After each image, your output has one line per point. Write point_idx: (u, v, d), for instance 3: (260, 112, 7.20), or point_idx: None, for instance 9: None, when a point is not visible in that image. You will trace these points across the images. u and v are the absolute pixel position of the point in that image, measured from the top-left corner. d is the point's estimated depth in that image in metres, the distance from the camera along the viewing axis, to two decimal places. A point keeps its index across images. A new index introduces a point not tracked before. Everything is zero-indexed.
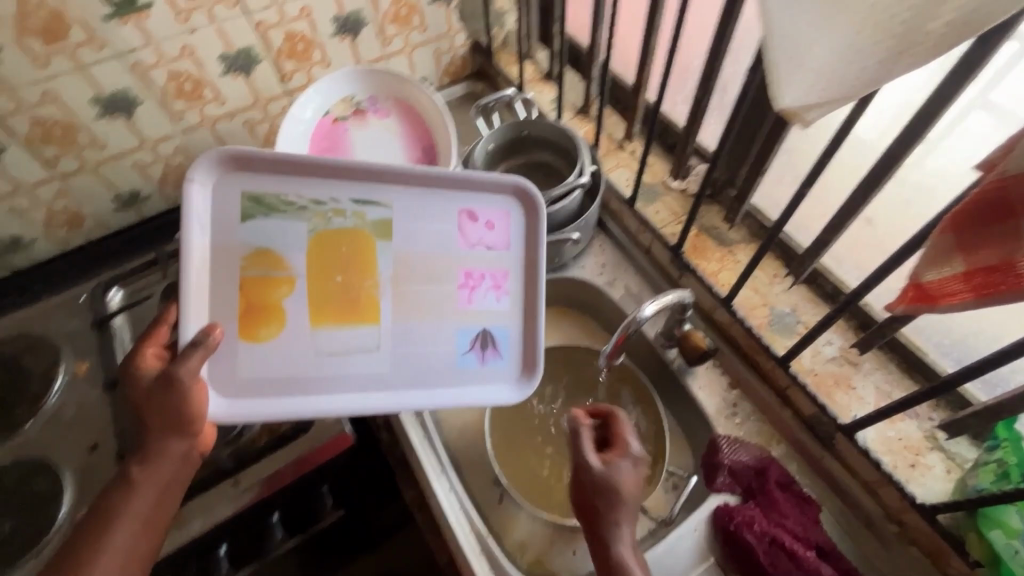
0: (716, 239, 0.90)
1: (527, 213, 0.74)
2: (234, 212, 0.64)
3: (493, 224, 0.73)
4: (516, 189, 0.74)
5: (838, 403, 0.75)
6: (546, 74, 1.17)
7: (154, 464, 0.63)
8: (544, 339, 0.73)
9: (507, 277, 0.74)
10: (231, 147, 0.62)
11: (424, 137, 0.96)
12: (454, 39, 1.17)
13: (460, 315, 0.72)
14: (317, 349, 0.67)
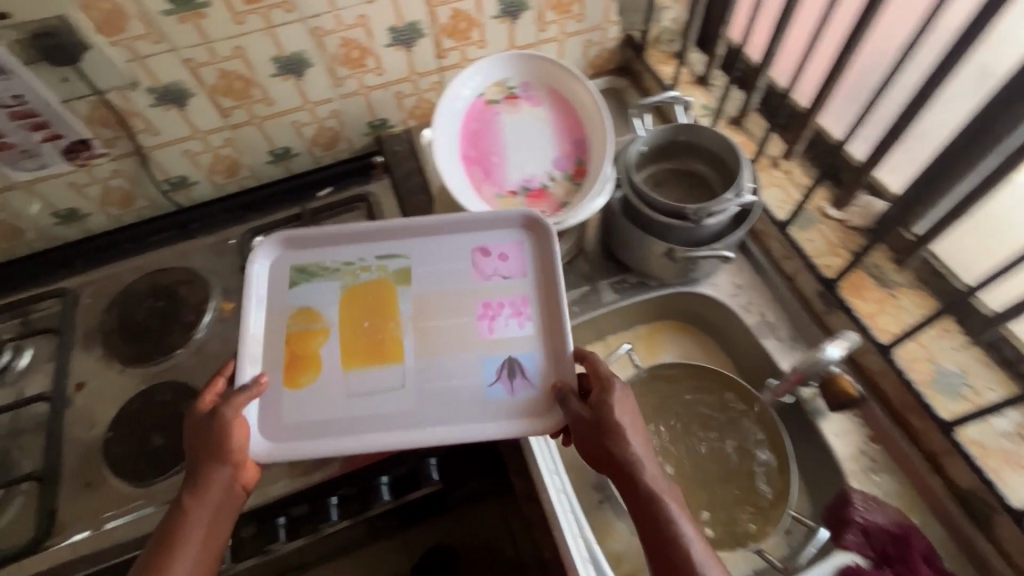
0: (878, 280, 0.83)
1: (537, 238, 0.82)
2: (286, 280, 0.81)
3: (505, 255, 0.81)
4: (522, 220, 0.83)
5: (1005, 482, 0.69)
6: (699, 77, 1.12)
7: (201, 490, 0.67)
8: (568, 347, 0.74)
9: (526, 304, 0.79)
10: (285, 232, 0.82)
11: (575, 129, 0.94)
12: (607, 31, 1.14)
13: (482, 345, 0.76)
14: (348, 389, 0.74)
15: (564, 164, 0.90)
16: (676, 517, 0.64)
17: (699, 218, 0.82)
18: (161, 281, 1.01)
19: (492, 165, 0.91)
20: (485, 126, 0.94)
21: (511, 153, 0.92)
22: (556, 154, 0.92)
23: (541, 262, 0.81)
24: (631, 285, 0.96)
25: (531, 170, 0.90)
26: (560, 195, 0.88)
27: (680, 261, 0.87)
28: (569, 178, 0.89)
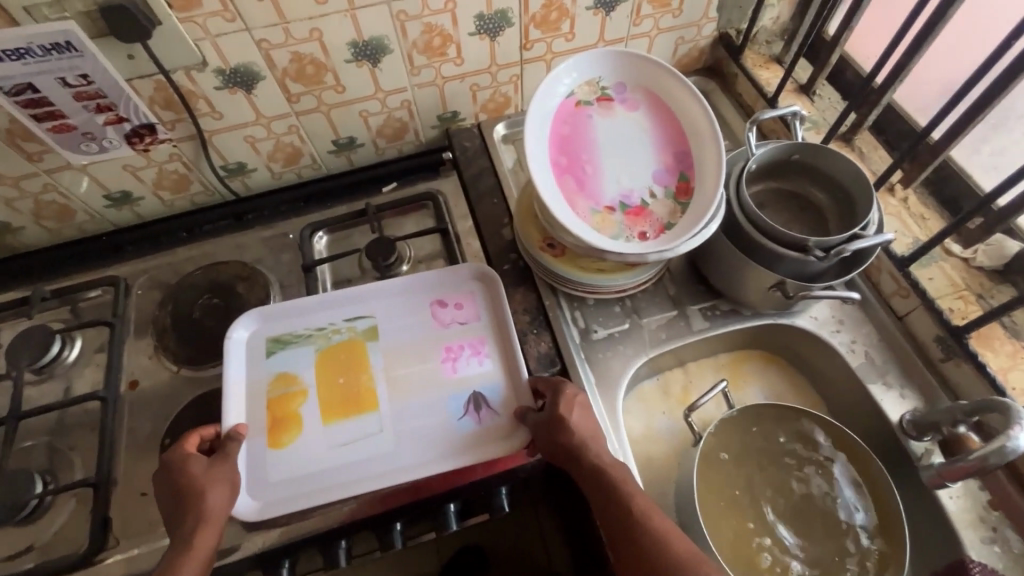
0: (1010, 330, 0.76)
1: (487, 286, 0.89)
2: (261, 352, 0.84)
3: (460, 304, 0.88)
4: (471, 271, 0.90)
5: None
6: (801, 86, 1.02)
7: (204, 514, 0.67)
8: (524, 368, 0.81)
9: (484, 343, 0.85)
10: (256, 309, 0.86)
11: (677, 138, 0.85)
12: (702, 28, 1.05)
13: (448, 385, 0.82)
14: (331, 441, 0.78)
15: (666, 179, 0.82)
16: (641, 503, 0.67)
17: (819, 253, 0.74)
18: (220, 276, 0.96)
19: (586, 175, 0.82)
20: (576, 130, 0.85)
21: (605, 162, 0.83)
22: (656, 167, 0.84)
23: (491, 312, 0.87)
24: (723, 312, 0.89)
25: (629, 183, 0.82)
26: (662, 214, 0.80)
27: (789, 296, 0.80)
28: (672, 195, 0.81)
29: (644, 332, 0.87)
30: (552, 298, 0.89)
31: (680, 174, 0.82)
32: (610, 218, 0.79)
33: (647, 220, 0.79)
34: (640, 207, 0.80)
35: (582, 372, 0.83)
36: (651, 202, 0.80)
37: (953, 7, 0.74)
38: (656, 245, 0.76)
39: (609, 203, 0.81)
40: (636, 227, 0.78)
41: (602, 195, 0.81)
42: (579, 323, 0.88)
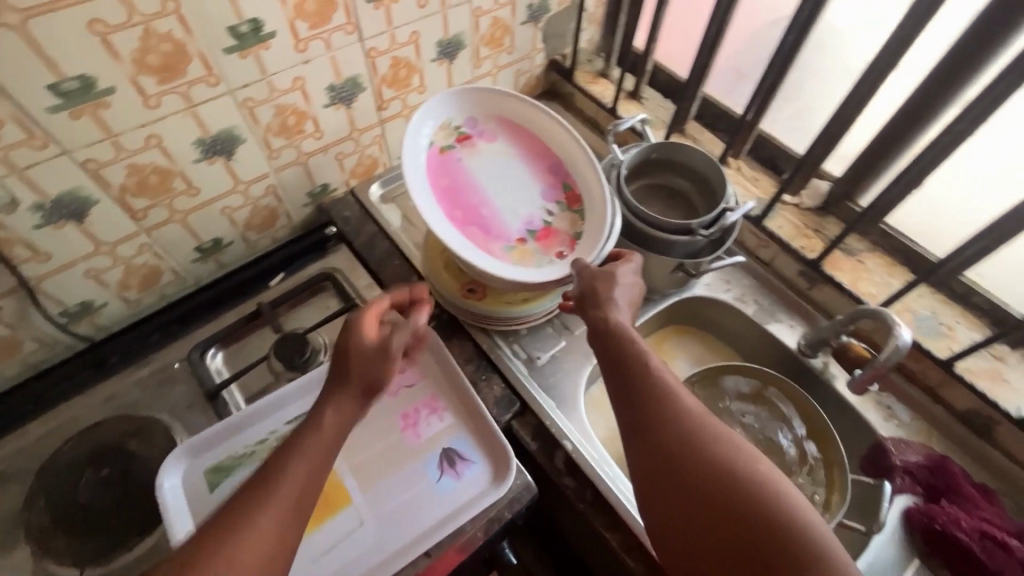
0: (845, 250, 0.95)
1: (424, 340, 0.86)
2: (203, 487, 0.73)
3: (401, 367, 0.84)
4: None
5: (1001, 396, 0.80)
6: (630, 92, 1.17)
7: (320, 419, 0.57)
8: (487, 411, 0.79)
9: (438, 399, 0.82)
10: (184, 443, 0.74)
11: (545, 156, 0.91)
12: (534, 59, 1.14)
13: (416, 451, 0.77)
14: (311, 556, 0.69)
15: (553, 195, 0.88)
16: (705, 416, 0.61)
17: (703, 229, 0.85)
18: (103, 441, 0.81)
19: (485, 218, 0.84)
20: (455, 178, 0.86)
21: (495, 199, 0.86)
22: (539, 187, 0.89)
23: (435, 368, 0.84)
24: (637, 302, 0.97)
25: (524, 210, 0.86)
26: (566, 227, 0.85)
27: (689, 272, 0.91)
28: (565, 206, 0.87)
29: (580, 343, 0.91)
30: (488, 340, 0.89)
31: (562, 186, 0.89)
32: (526, 248, 0.82)
33: (557, 236, 0.84)
34: (545, 228, 0.85)
35: (541, 400, 0.84)
36: (552, 219, 0.86)
37: (728, 12, 0.91)
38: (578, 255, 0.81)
39: (517, 234, 0.84)
40: (551, 246, 0.83)
41: (508, 230, 0.83)
42: (520, 355, 0.89)
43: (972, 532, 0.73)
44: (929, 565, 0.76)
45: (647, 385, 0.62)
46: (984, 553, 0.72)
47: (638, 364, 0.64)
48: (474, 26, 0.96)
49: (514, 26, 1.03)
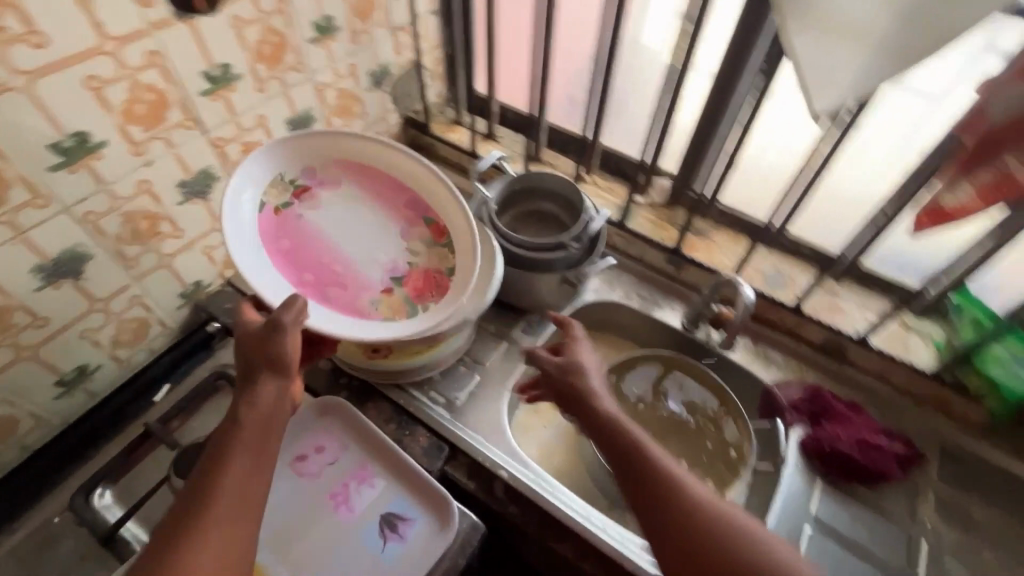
0: (696, 232, 1.08)
1: (338, 411, 0.84)
2: None
3: (320, 446, 0.81)
4: (315, 408, 0.84)
5: (841, 323, 0.95)
6: (485, 133, 1.25)
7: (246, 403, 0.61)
8: (416, 464, 0.78)
9: (366, 466, 0.80)
10: None
11: (394, 189, 0.86)
12: (388, 120, 1.20)
13: (353, 526, 0.74)
14: None
15: (415, 233, 0.85)
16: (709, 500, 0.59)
17: (574, 242, 0.94)
18: None
19: (342, 278, 0.80)
20: (299, 240, 0.80)
21: (349, 253, 0.82)
22: (399, 230, 0.85)
23: (355, 436, 0.82)
24: (537, 322, 1.03)
25: (386, 257, 0.83)
26: (432, 264, 0.83)
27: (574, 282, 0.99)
28: (432, 242, 0.84)
29: (494, 373, 0.95)
30: (405, 394, 0.89)
31: (424, 220, 0.86)
32: (394, 300, 0.80)
33: (429, 282, 0.82)
34: (413, 272, 0.82)
35: (467, 438, 0.85)
36: (418, 261, 0.83)
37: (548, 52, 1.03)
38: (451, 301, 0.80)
39: (381, 285, 0.81)
40: (426, 294, 0.81)
41: (368, 285, 0.80)
42: (439, 400, 0.90)
43: (851, 444, 0.86)
44: (827, 481, 0.88)
45: (636, 468, 0.63)
46: (864, 457, 0.85)
47: (619, 441, 0.66)
48: (320, 99, 0.99)
49: (361, 94, 1.08)
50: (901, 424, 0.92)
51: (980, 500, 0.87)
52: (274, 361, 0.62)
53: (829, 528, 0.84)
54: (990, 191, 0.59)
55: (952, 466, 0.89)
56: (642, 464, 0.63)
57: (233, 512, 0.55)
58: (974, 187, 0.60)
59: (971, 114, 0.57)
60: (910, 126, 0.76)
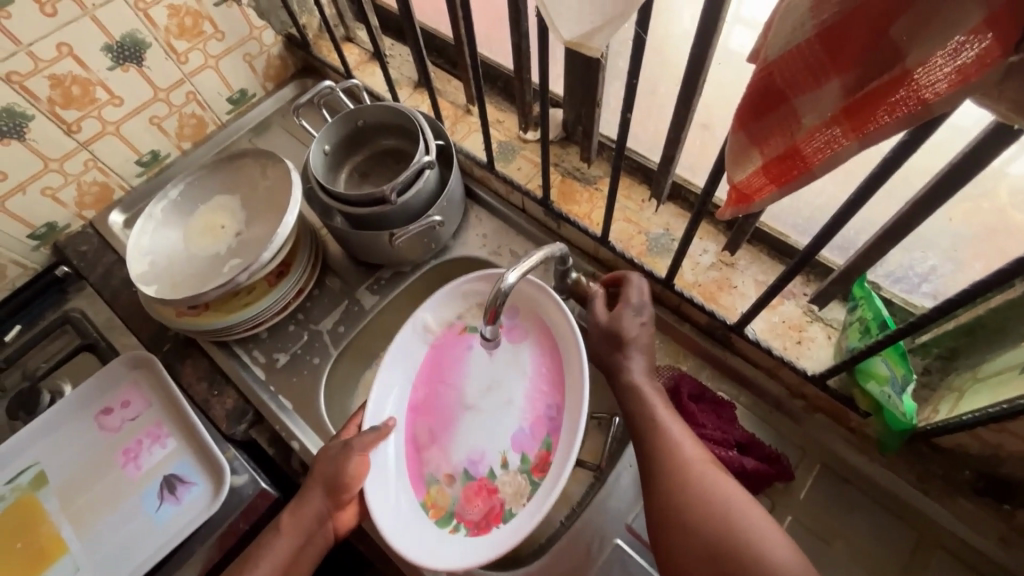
0: (581, 180, 0.89)
1: (147, 368, 0.82)
2: None
3: (127, 402, 0.81)
4: (127, 361, 0.83)
5: (723, 305, 0.76)
6: (372, 53, 1.08)
7: (299, 508, 0.66)
8: (203, 429, 0.76)
9: (163, 426, 0.79)
10: None
11: (555, 388, 0.72)
12: (262, 39, 1.07)
13: (137, 484, 0.75)
14: None
15: (526, 445, 0.71)
16: (702, 469, 0.58)
17: (395, 195, 0.78)
18: None
19: (427, 453, 0.74)
20: (454, 358, 0.78)
21: (463, 426, 0.74)
22: (521, 424, 0.72)
23: (160, 392, 0.81)
24: (385, 280, 0.92)
25: (481, 445, 0.73)
26: (510, 493, 0.69)
27: (404, 240, 0.85)
28: (525, 465, 0.69)
29: (324, 335, 0.88)
30: (222, 352, 0.86)
31: (544, 436, 0.70)
32: (443, 499, 0.71)
33: (480, 515, 0.69)
34: (485, 482, 0.71)
35: (274, 406, 0.82)
36: (501, 473, 0.71)
37: None
38: (507, 537, 0.65)
39: (452, 470, 0.73)
40: (470, 508, 0.70)
41: (443, 466, 0.73)
42: (260, 360, 0.86)
43: None
44: None
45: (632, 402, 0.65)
46: None
47: (633, 393, 0.65)
48: (145, 20, 0.89)
49: (208, 11, 0.95)
50: (782, 431, 0.75)
51: (855, 531, 0.69)
52: (334, 478, 0.66)
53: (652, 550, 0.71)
54: (779, 166, 0.39)
55: (831, 486, 0.72)
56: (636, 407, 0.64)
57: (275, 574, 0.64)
58: (761, 157, 0.39)
59: (758, 46, 0.36)
60: None
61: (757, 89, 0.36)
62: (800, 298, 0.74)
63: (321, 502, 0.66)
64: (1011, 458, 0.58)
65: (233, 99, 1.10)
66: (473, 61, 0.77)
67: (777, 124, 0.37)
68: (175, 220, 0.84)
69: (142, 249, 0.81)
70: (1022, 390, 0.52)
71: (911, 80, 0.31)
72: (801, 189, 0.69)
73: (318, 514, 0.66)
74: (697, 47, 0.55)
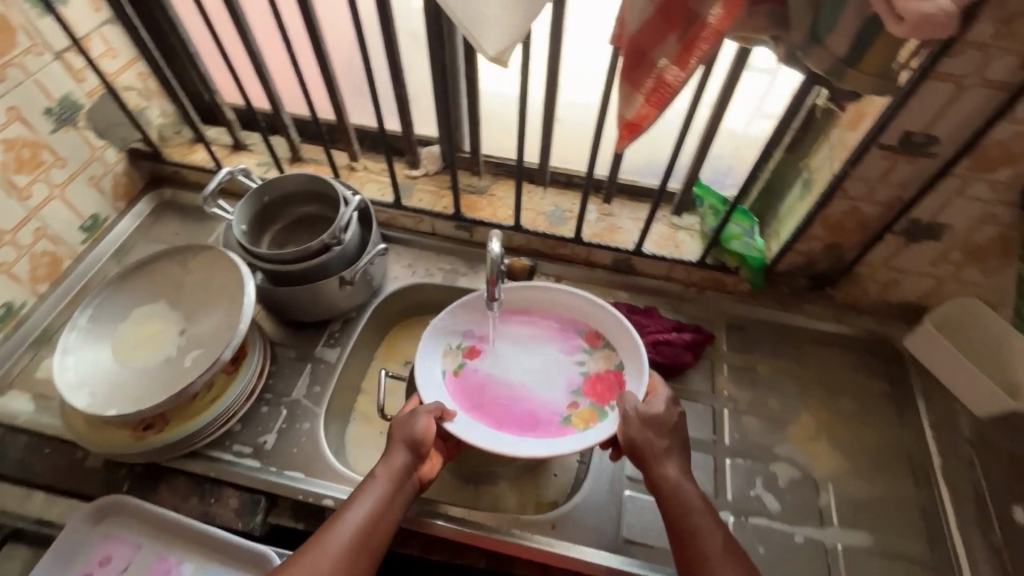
0: (476, 191, 1.06)
1: (117, 510, 0.74)
2: None
3: (110, 556, 0.73)
4: (88, 515, 0.74)
5: (620, 241, 1.00)
6: (233, 145, 1.12)
7: (388, 457, 0.70)
8: (215, 529, 0.72)
9: (166, 555, 0.73)
10: None
11: (547, 318, 0.87)
12: (105, 159, 1.02)
13: None
14: None
15: (573, 345, 0.84)
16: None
17: (336, 241, 0.86)
18: None
19: (547, 418, 0.78)
20: (479, 386, 0.81)
21: (534, 386, 0.81)
22: (555, 346, 0.85)
23: (147, 528, 0.74)
24: (339, 332, 0.96)
25: (558, 380, 0.82)
26: (606, 366, 0.82)
27: (355, 281, 0.91)
28: (590, 351, 0.84)
29: (302, 401, 0.88)
30: (201, 462, 0.79)
31: (577, 332, 0.85)
32: (584, 412, 0.78)
33: (610, 382, 0.80)
34: (589, 379, 0.81)
35: (286, 480, 0.79)
36: (589, 368, 0.82)
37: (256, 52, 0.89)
38: (636, 369, 0.79)
39: (567, 402, 0.80)
40: (608, 395, 0.79)
41: (564, 408, 0.79)
42: (246, 451, 0.82)
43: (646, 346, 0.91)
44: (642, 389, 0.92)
45: (666, 496, 0.68)
46: (661, 357, 0.91)
47: (664, 492, 0.69)
48: None
49: (45, 139, 0.90)
50: (694, 313, 1.01)
51: (766, 354, 0.97)
52: (412, 436, 0.71)
53: None
54: (655, 95, 0.61)
55: (739, 333, 0.99)
56: (668, 505, 0.68)
57: (370, 530, 0.65)
58: (642, 93, 0.62)
59: (618, 31, 0.60)
60: (596, 25, 0.82)
61: (628, 54, 0.59)
62: (664, 218, 1.02)
63: (406, 453, 0.70)
64: (820, 256, 0.91)
65: (86, 226, 1.01)
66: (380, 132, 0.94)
67: (645, 70, 0.60)
68: (97, 344, 0.77)
69: (73, 384, 0.73)
70: (807, 204, 0.84)
71: (709, 25, 0.55)
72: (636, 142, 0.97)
73: (406, 466, 0.70)
74: (552, 56, 0.78)
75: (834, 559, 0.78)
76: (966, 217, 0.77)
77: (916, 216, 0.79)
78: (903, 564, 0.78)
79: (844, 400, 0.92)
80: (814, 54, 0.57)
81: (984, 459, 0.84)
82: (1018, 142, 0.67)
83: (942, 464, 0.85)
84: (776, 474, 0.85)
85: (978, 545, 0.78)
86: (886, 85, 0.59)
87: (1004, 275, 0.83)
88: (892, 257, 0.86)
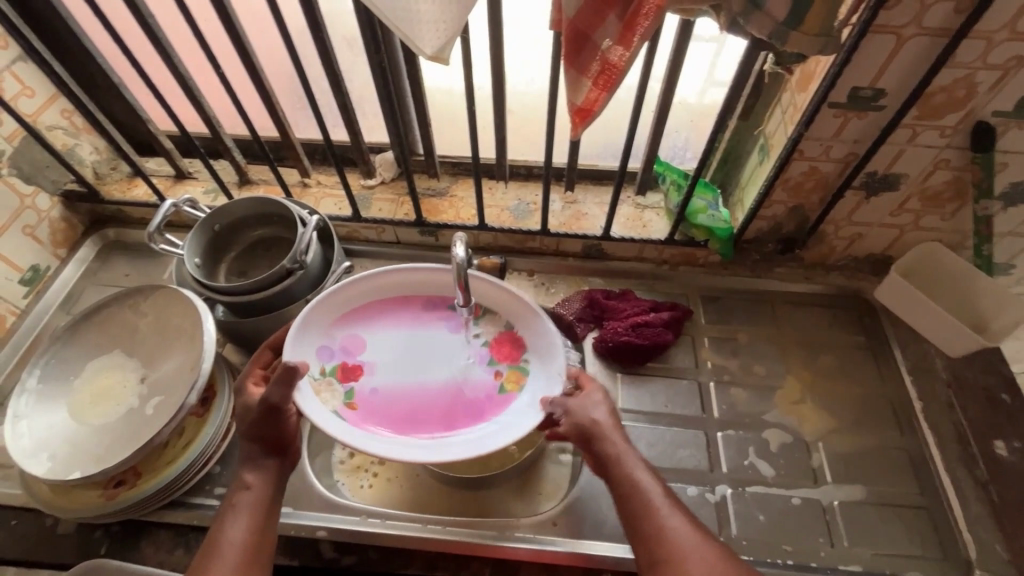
0: (436, 194, 1.03)
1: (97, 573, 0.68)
2: None
3: None
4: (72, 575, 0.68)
5: (587, 227, 0.99)
6: (176, 174, 1.06)
7: (252, 458, 0.65)
8: None
9: None
10: None
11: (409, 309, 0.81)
12: (38, 206, 0.96)
13: None
14: None
15: (458, 323, 0.80)
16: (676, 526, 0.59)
17: (296, 264, 0.82)
18: None
19: (487, 399, 0.75)
20: (384, 404, 0.74)
21: (445, 377, 0.77)
22: (438, 330, 0.80)
23: None
24: None
25: (466, 363, 0.78)
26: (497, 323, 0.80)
27: (323, 302, 0.87)
28: (476, 322, 0.80)
29: None
30: (181, 511, 0.76)
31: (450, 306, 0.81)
32: (511, 375, 0.77)
33: (511, 342, 0.79)
34: (495, 343, 0.79)
35: None
36: (486, 333, 0.80)
37: (187, 76, 0.84)
38: (530, 311, 0.78)
39: (489, 376, 0.77)
40: (518, 351, 0.78)
41: (489, 378, 0.77)
42: (228, 493, 0.79)
43: (626, 329, 0.90)
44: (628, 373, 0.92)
45: (604, 453, 0.64)
46: (643, 338, 0.90)
47: (615, 469, 0.63)
48: None
49: None
50: (669, 290, 1.01)
51: (744, 322, 0.97)
52: (281, 436, 0.66)
53: (641, 414, 0.87)
54: (602, 77, 0.60)
55: (716, 304, 0.99)
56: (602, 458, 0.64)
57: (253, 547, 0.60)
58: (589, 77, 0.60)
59: (557, 15, 0.58)
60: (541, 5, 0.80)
61: (569, 38, 0.58)
62: (628, 199, 1.01)
63: (268, 451, 0.66)
64: (784, 219, 0.91)
65: (26, 280, 0.96)
66: (327, 143, 0.90)
67: (589, 52, 0.59)
68: (52, 406, 0.73)
69: (31, 451, 0.69)
70: (767, 170, 0.83)
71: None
72: (592, 126, 0.96)
73: (275, 470, 0.66)
74: (494, 48, 0.76)
75: (832, 516, 0.79)
76: (919, 164, 0.78)
77: (872, 169, 0.80)
78: (897, 511, 0.79)
79: (823, 358, 0.93)
80: (755, 20, 0.56)
81: (961, 397, 0.86)
82: (961, 86, 0.68)
83: (923, 408, 0.87)
84: (767, 440, 0.85)
85: (964, 483, 0.80)
86: (828, 42, 0.58)
87: (962, 217, 0.85)
88: (854, 212, 0.87)
